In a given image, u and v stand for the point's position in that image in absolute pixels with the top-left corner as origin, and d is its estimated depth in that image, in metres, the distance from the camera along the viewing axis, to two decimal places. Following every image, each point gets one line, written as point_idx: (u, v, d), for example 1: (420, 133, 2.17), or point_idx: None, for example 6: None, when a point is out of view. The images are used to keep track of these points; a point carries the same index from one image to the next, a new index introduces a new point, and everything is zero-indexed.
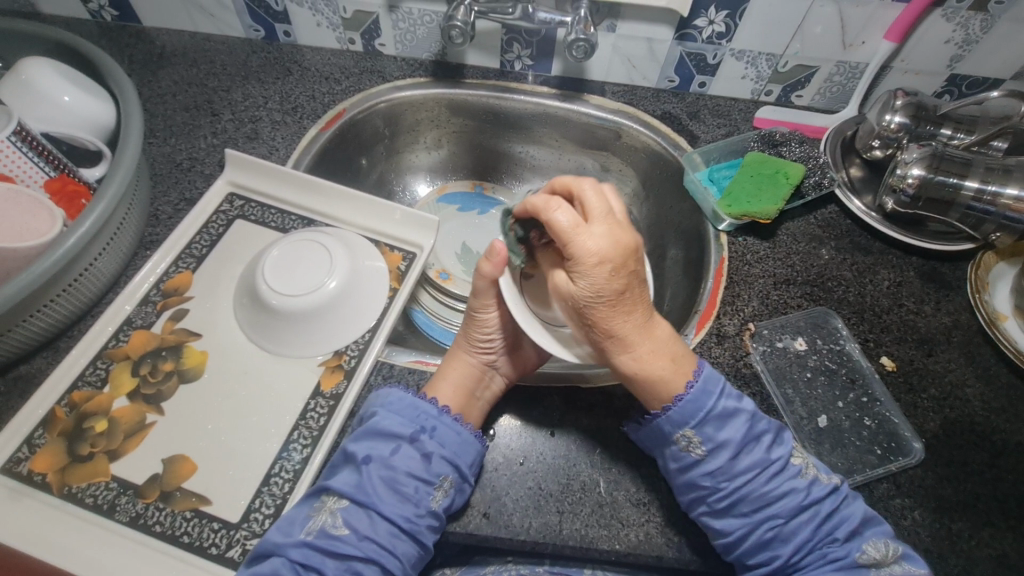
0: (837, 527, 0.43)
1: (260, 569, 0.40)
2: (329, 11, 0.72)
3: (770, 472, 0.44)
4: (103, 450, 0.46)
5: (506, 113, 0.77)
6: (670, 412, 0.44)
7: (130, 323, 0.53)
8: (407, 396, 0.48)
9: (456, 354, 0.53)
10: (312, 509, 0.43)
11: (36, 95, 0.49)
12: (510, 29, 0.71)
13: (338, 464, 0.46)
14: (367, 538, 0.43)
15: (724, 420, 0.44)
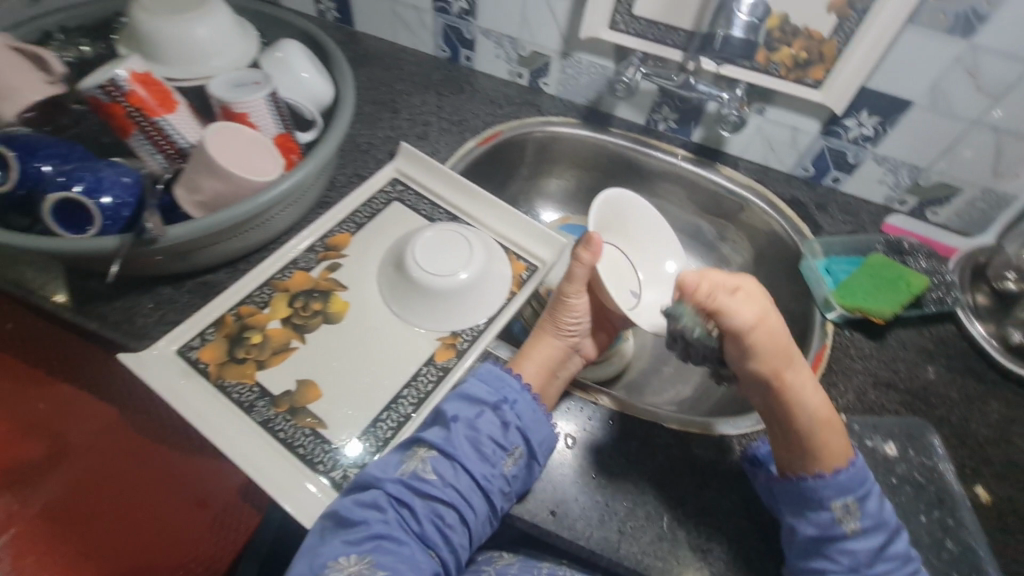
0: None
1: (363, 495, 0.47)
2: (511, 47, 0.82)
3: (909, 568, 0.46)
4: (254, 359, 0.55)
5: (639, 165, 0.83)
6: (840, 476, 0.48)
7: (295, 264, 0.62)
8: (495, 369, 0.55)
9: (542, 335, 0.59)
10: (410, 454, 0.50)
11: (286, 69, 0.61)
12: (665, 93, 0.78)
13: (432, 418, 0.53)
14: (450, 486, 0.49)
15: (881, 503, 0.48)
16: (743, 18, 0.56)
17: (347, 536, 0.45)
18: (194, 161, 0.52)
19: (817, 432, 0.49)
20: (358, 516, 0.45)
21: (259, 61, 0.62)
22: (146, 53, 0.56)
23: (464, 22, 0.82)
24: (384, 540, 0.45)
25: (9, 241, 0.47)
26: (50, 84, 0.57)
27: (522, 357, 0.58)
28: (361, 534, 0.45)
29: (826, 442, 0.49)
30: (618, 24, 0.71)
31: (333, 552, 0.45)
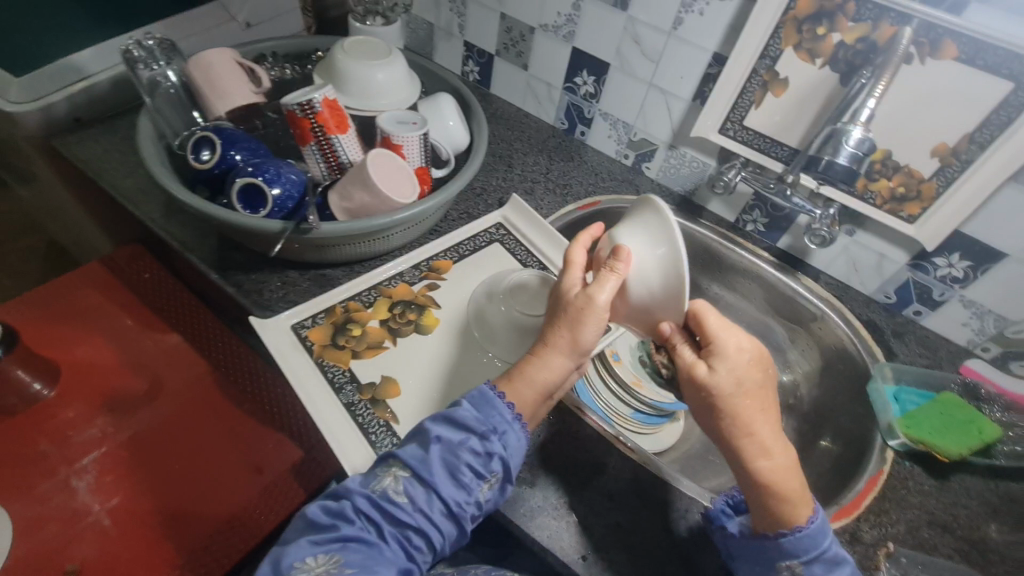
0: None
1: (331, 504, 0.49)
2: (624, 131, 0.92)
3: None
4: (350, 348, 0.63)
5: (721, 258, 0.88)
6: (788, 540, 0.49)
7: (402, 277, 0.71)
8: (488, 394, 0.53)
9: (550, 350, 0.54)
10: (383, 470, 0.51)
11: (438, 116, 0.73)
12: (759, 197, 0.84)
13: (416, 434, 0.53)
14: (421, 510, 0.49)
15: (832, 567, 0.49)
16: (850, 149, 0.60)
17: (317, 540, 0.47)
18: (352, 174, 0.62)
19: (779, 490, 0.50)
20: (327, 522, 0.48)
21: (417, 106, 0.74)
22: (338, 83, 0.69)
23: (587, 103, 0.93)
24: (351, 545, 0.47)
25: (200, 207, 0.59)
26: (255, 94, 0.71)
27: (522, 373, 0.54)
28: (326, 541, 0.47)
29: (786, 503, 0.50)
30: (727, 130, 0.78)
31: (299, 555, 0.46)
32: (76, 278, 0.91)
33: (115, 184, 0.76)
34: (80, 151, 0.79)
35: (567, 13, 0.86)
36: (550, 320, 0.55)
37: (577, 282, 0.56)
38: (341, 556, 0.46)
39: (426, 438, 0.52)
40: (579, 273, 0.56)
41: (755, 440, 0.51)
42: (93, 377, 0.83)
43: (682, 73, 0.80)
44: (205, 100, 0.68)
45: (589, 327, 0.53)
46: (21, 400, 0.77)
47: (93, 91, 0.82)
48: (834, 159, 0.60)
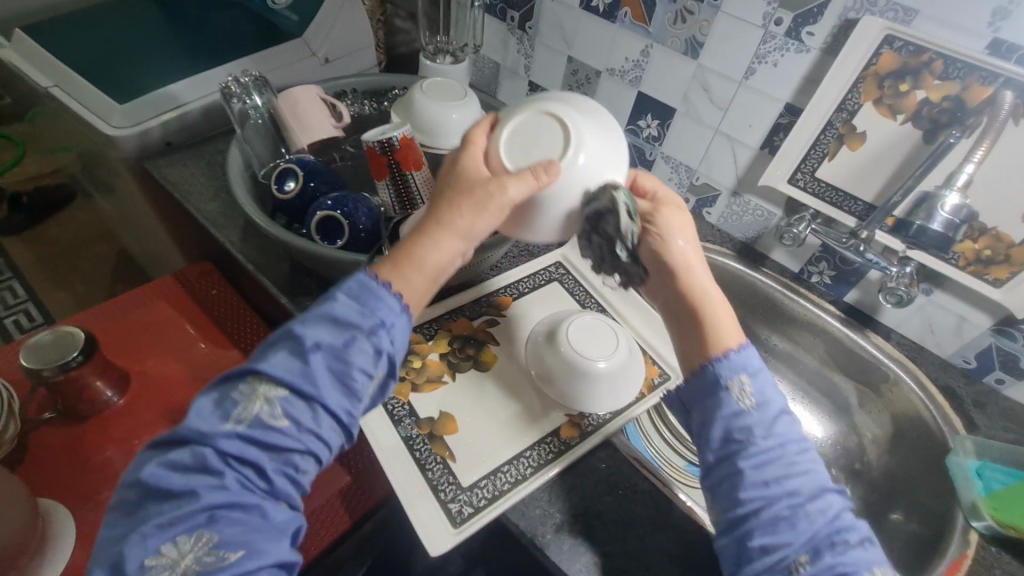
0: (858, 533, 0.46)
1: (182, 457, 0.41)
2: (685, 175, 0.92)
3: (802, 449, 0.50)
4: (411, 380, 0.63)
5: (784, 308, 0.86)
6: (734, 354, 0.52)
7: (462, 312, 0.71)
8: (370, 284, 0.46)
9: (444, 231, 0.48)
10: (246, 394, 0.43)
11: None
12: (827, 250, 0.82)
13: (283, 340, 0.45)
14: (305, 432, 0.43)
15: (772, 388, 0.52)
16: (943, 215, 0.61)
17: (170, 519, 0.40)
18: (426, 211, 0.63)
19: (724, 314, 0.55)
20: (182, 485, 0.40)
21: None
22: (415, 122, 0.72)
23: (650, 145, 0.94)
24: (220, 513, 0.40)
25: (279, 235, 0.61)
26: (335, 128, 0.75)
27: (416, 257, 0.48)
28: (186, 516, 0.40)
29: (729, 329, 0.54)
30: (798, 180, 0.76)
31: (150, 549, 0.39)
32: (149, 291, 0.96)
33: (198, 206, 0.80)
34: (169, 174, 0.84)
35: (635, 59, 0.87)
36: (448, 200, 0.49)
37: (478, 162, 0.51)
38: (212, 517, 0.40)
39: (297, 344, 0.44)
40: (480, 152, 0.52)
41: (697, 269, 0.55)
42: (158, 389, 0.87)
43: (751, 122, 0.79)
44: (288, 132, 0.72)
45: (488, 213, 0.48)
46: (93, 407, 0.81)
47: (185, 118, 0.88)
48: (928, 225, 0.61)
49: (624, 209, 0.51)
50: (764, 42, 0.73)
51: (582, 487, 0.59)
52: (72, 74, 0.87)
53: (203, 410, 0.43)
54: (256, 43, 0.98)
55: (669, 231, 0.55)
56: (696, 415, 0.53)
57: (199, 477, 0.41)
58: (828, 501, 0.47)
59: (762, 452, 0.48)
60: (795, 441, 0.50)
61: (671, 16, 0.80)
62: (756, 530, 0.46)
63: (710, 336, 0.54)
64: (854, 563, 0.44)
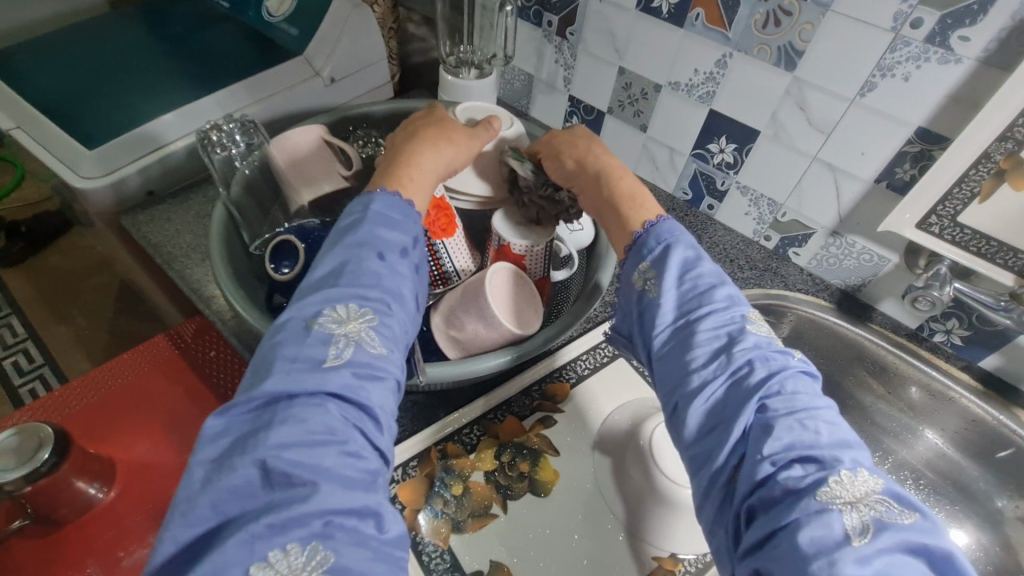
0: (797, 410, 0.37)
1: (298, 421, 0.33)
2: (768, 209, 0.75)
3: (725, 319, 0.42)
4: (451, 515, 0.49)
5: (900, 374, 0.70)
6: (641, 237, 0.48)
7: (508, 408, 0.56)
8: (402, 199, 0.47)
9: (441, 143, 0.53)
10: (338, 325, 0.38)
11: None
12: (959, 305, 0.65)
13: (354, 258, 0.42)
14: (396, 358, 0.40)
15: (687, 265, 0.45)
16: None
17: (284, 520, 0.30)
18: (463, 296, 0.48)
19: (639, 195, 0.52)
20: (300, 455, 0.32)
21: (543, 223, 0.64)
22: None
23: (721, 173, 0.77)
24: (338, 519, 0.32)
25: None
26: (345, 177, 0.60)
27: (414, 154, 0.51)
28: (303, 519, 0.31)
29: (643, 207, 0.51)
30: (930, 225, 0.60)
31: (256, 555, 0.30)
32: (140, 356, 0.83)
33: (185, 274, 0.67)
34: (150, 232, 0.71)
35: (708, 71, 0.70)
36: (402, 135, 0.54)
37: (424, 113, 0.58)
38: (338, 483, 0.33)
39: (365, 262, 0.42)
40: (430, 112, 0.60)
41: (606, 167, 0.54)
42: (151, 481, 0.74)
43: (865, 149, 0.63)
44: (288, 187, 0.59)
45: (449, 134, 0.54)
46: (74, 508, 0.69)
47: (168, 162, 0.74)
48: None
49: (511, 157, 0.57)
50: (892, 50, 0.56)
51: None
52: (35, 111, 0.73)
53: (288, 360, 0.36)
54: (251, 65, 0.84)
55: (554, 145, 0.57)
56: (624, 323, 0.49)
57: (313, 439, 0.33)
58: (749, 381, 0.39)
59: (667, 343, 0.43)
60: (714, 314, 0.42)
61: (760, 17, 0.63)
62: (685, 441, 0.40)
63: (628, 213, 0.50)
64: (788, 455, 0.35)
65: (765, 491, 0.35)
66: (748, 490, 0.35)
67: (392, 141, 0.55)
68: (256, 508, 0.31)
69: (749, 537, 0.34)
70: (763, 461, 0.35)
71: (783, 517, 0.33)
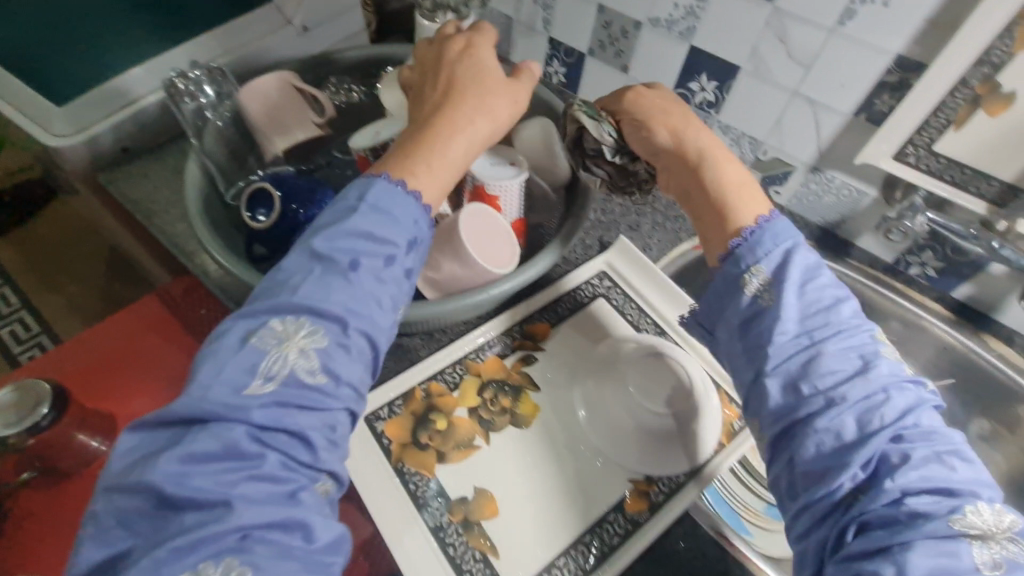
0: (934, 443, 0.40)
1: (203, 447, 0.35)
2: (749, 148, 0.75)
3: (855, 344, 0.44)
4: (436, 448, 0.51)
5: (876, 308, 0.71)
6: (749, 238, 0.49)
7: (490, 347, 0.58)
8: (389, 185, 0.45)
9: (473, 120, 0.48)
10: (278, 343, 0.39)
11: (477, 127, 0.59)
12: (935, 237, 0.66)
13: (307, 270, 0.42)
14: (345, 381, 0.40)
15: (812, 282, 0.47)
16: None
17: (194, 540, 0.32)
18: (439, 238, 0.49)
19: (740, 189, 0.52)
20: (213, 480, 0.34)
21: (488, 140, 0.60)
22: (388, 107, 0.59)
23: (703, 113, 0.76)
24: (257, 533, 0.34)
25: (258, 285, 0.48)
26: (318, 126, 0.60)
27: (447, 143, 0.47)
28: (216, 535, 0.33)
29: (747, 202, 0.51)
30: (906, 155, 0.60)
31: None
32: (133, 314, 0.85)
33: (166, 230, 0.67)
34: (128, 190, 0.70)
35: (687, 5, 0.69)
36: (438, 100, 0.49)
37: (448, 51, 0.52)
38: (255, 502, 0.35)
39: (332, 276, 0.41)
40: (458, 45, 0.53)
41: (711, 157, 0.52)
42: None
43: (844, 81, 0.62)
44: (262, 137, 0.58)
45: (481, 104, 0.49)
46: (79, 459, 0.71)
47: (141, 117, 0.73)
48: None
49: (585, 114, 0.54)
50: None
51: None
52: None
53: (215, 373, 0.38)
54: (220, 15, 0.81)
55: (638, 111, 0.54)
56: (713, 315, 0.51)
57: (227, 467, 0.35)
58: (885, 412, 0.40)
59: (787, 356, 0.44)
60: (839, 337, 0.44)
61: None
62: (802, 457, 0.41)
63: (733, 207, 0.51)
64: (920, 485, 0.38)
65: (885, 511, 0.37)
66: (866, 505, 0.38)
67: (421, 107, 0.50)
68: (165, 531, 0.33)
69: (857, 546, 0.37)
70: (891, 488, 0.38)
71: (899, 535, 0.36)
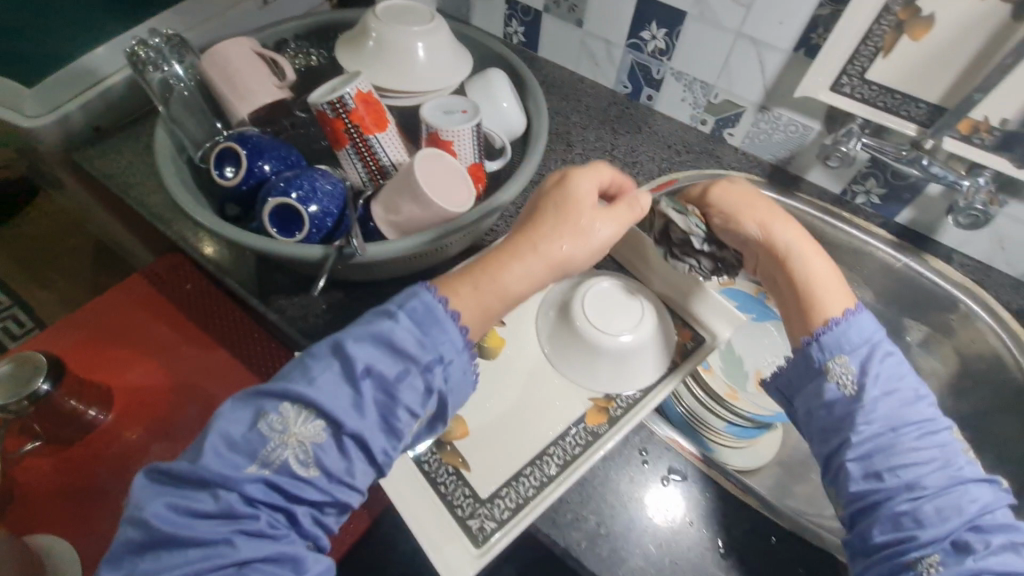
0: (1006, 534, 0.44)
1: (203, 504, 0.39)
2: (701, 93, 0.77)
3: (931, 440, 0.48)
4: None
5: (827, 238, 0.75)
6: (829, 332, 0.51)
7: None
8: (431, 308, 0.46)
9: (537, 252, 0.49)
10: (279, 433, 0.41)
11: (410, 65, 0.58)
12: (876, 164, 0.69)
13: (325, 366, 0.43)
14: (338, 476, 0.42)
15: (892, 381, 0.50)
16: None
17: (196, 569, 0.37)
18: (398, 181, 0.52)
19: (819, 288, 0.54)
20: (213, 532, 0.38)
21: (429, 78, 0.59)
22: (346, 63, 0.59)
23: (656, 61, 0.79)
24: (256, 565, 0.39)
25: (226, 234, 0.50)
26: (280, 88, 0.61)
27: (515, 258, 0.49)
28: (219, 566, 0.38)
29: (826, 301, 0.53)
30: (842, 86, 0.63)
31: None
32: (119, 294, 0.86)
33: (142, 201, 0.70)
34: (103, 165, 0.73)
35: None
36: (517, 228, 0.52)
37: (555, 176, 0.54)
38: (253, 541, 0.39)
39: (340, 383, 0.43)
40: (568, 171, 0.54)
41: (795, 255, 0.56)
42: (146, 402, 0.80)
43: (781, 18, 0.65)
44: (225, 102, 0.60)
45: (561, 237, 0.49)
46: (79, 429, 0.75)
47: (109, 96, 0.75)
48: None
49: (674, 210, 0.60)
50: None
51: (615, 481, 0.52)
52: None
53: (221, 444, 0.41)
54: None
55: (726, 204, 0.59)
56: (788, 386, 0.54)
57: (228, 523, 0.39)
58: (965, 506, 0.44)
59: (870, 446, 0.48)
60: (921, 433, 0.48)
61: None
62: (876, 532, 0.45)
63: (815, 305, 0.53)
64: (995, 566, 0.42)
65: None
66: None
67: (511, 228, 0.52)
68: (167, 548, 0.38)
69: None
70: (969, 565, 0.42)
71: None
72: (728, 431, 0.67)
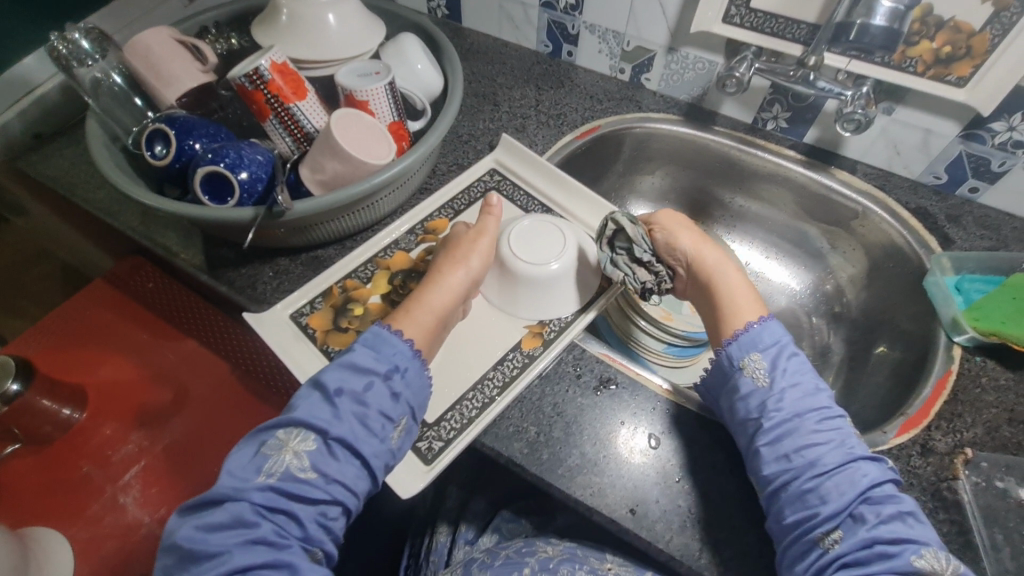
0: (896, 504, 0.45)
1: (217, 518, 0.42)
2: (614, 42, 0.81)
3: (829, 422, 0.49)
4: (355, 329, 0.59)
5: (744, 166, 0.80)
6: (745, 333, 0.54)
7: (396, 245, 0.65)
8: (381, 333, 0.51)
9: (441, 271, 0.57)
10: (277, 452, 0.45)
11: (320, 33, 0.61)
12: (777, 90, 0.74)
13: (306, 395, 0.48)
14: (336, 481, 0.45)
15: (797, 372, 0.52)
16: (886, 6, 0.57)
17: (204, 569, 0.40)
18: (319, 142, 0.56)
19: (736, 297, 0.58)
20: (216, 543, 0.41)
21: (339, 46, 0.62)
22: (261, 39, 0.62)
23: (570, 17, 0.82)
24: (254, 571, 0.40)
25: (163, 207, 0.53)
26: (204, 73, 0.65)
27: (440, 278, 0.56)
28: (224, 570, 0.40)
29: (742, 307, 0.57)
30: (732, 17, 0.68)
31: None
32: (85, 297, 0.89)
33: (86, 198, 0.72)
34: (45, 169, 0.75)
35: None
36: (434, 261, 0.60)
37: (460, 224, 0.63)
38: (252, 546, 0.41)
39: (319, 406, 0.47)
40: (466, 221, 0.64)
41: (720, 269, 0.60)
42: (119, 397, 0.82)
43: None
44: (151, 88, 0.63)
45: (452, 253, 0.58)
46: (56, 427, 0.78)
47: (46, 103, 0.77)
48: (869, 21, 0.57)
49: (625, 219, 0.62)
50: None
51: (553, 396, 0.56)
52: None
53: (235, 467, 0.45)
54: None
55: (670, 225, 0.64)
56: (710, 389, 0.55)
57: (235, 533, 0.41)
58: (860, 479, 0.46)
59: (778, 430, 0.49)
60: (821, 415, 0.50)
61: None
62: (786, 513, 0.46)
63: (731, 312, 0.57)
64: (885, 535, 0.43)
65: (859, 554, 0.43)
66: (843, 549, 0.43)
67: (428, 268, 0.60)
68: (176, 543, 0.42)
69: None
70: (863, 536, 0.43)
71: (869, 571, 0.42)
72: (666, 350, 0.72)
